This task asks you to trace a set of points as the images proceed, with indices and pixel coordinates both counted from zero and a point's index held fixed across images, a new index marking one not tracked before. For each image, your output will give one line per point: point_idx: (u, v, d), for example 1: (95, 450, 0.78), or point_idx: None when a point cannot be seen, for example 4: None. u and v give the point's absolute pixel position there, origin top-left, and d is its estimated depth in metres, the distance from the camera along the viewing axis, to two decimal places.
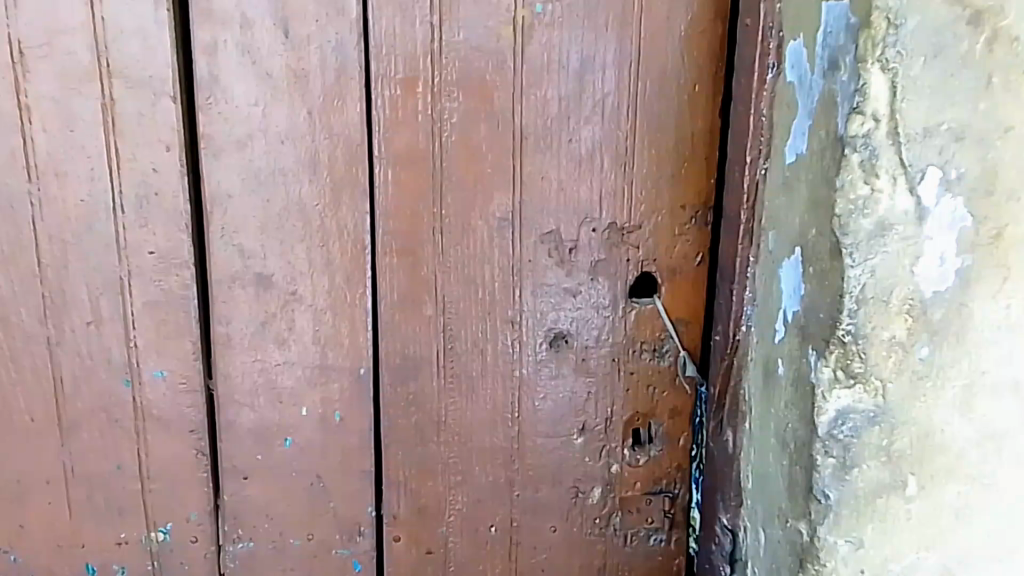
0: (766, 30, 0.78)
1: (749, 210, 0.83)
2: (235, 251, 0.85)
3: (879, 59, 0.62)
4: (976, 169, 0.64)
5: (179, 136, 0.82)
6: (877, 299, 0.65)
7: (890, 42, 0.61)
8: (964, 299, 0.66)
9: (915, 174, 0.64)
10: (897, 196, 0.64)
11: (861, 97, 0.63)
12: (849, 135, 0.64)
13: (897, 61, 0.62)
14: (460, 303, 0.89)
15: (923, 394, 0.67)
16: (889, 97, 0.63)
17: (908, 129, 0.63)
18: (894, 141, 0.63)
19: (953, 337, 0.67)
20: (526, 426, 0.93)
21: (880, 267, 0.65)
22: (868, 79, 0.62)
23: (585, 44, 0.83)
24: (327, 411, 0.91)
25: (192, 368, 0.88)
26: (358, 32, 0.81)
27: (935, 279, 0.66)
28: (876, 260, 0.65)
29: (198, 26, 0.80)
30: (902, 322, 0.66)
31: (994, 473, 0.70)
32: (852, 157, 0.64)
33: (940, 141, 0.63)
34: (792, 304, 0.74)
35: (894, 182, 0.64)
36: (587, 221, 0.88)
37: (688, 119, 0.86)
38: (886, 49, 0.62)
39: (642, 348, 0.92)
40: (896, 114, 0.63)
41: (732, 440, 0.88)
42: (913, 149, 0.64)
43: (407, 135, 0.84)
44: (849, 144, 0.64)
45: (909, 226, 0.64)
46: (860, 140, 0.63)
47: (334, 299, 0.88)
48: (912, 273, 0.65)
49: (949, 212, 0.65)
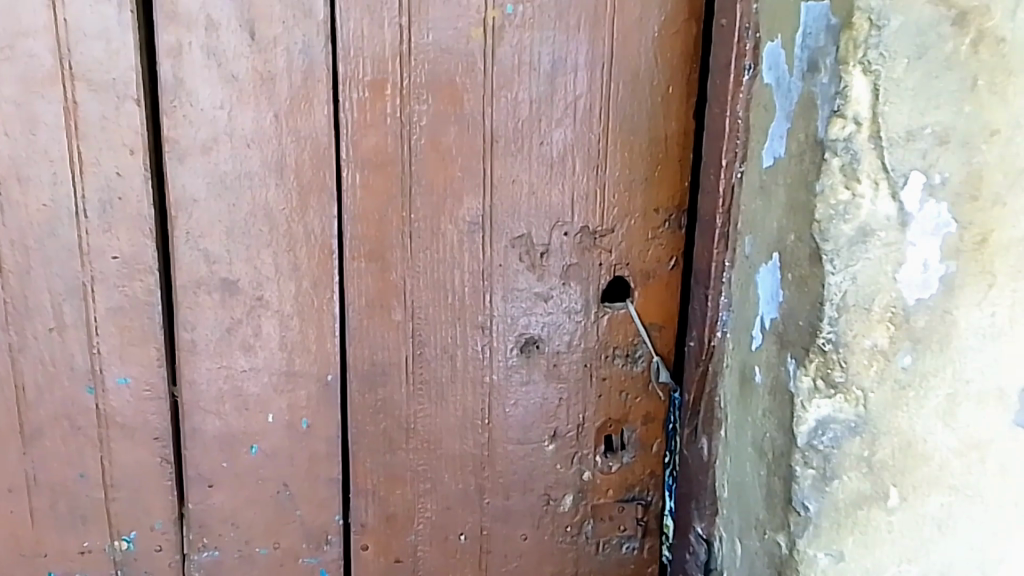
0: (740, 30, 0.75)
1: (724, 214, 0.79)
2: (201, 255, 0.84)
3: (861, 61, 0.56)
4: (961, 173, 0.57)
5: (142, 140, 0.81)
6: (859, 307, 0.59)
7: (872, 42, 0.55)
8: (950, 306, 0.59)
9: (898, 178, 0.57)
10: (879, 200, 0.58)
11: (842, 99, 0.57)
12: (830, 138, 0.58)
13: (880, 63, 0.56)
14: (430, 308, 0.88)
15: (906, 403, 0.61)
16: (872, 99, 0.56)
17: (891, 132, 0.57)
18: (877, 145, 0.57)
19: (937, 345, 0.60)
20: (497, 432, 0.92)
21: (863, 275, 0.58)
22: (850, 81, 0.56)
23: (556, 45, 0.82)
24: (294, 418, 0.89)
25: (157, 375, 0.87)
26: (325, 34, 0.80)
27: (918, 286, 0.59)
28: (859, 267, 0.58)
29: (163, 28, 0.79)
30: (884, 329, 0.59)
31: (983, 488, 0.63)
32: (832, 161, 0.58)
33: (924, 145, 0.57)
34: (771, 310, 0.69)
35: (875, 187, 0.57)
36: (558, 224, 0.87)
37: (661, 121, 0.84)
38: (868, 50, 0.56)
39: (615, 353, 0.91)
40: (878, 117, 0.56)
41: (708, 449, 0.86)
42: (895, 152, 0.57)
43: (376, 138, 0.83)
44: (830, 148, 0.58)
45: (892, 231, 0.58)
46: (841, 144, 0.57)
47: (301, 304, 0.86)
48: (895, 279, 0.59)
49: (933, 217, 0.58)
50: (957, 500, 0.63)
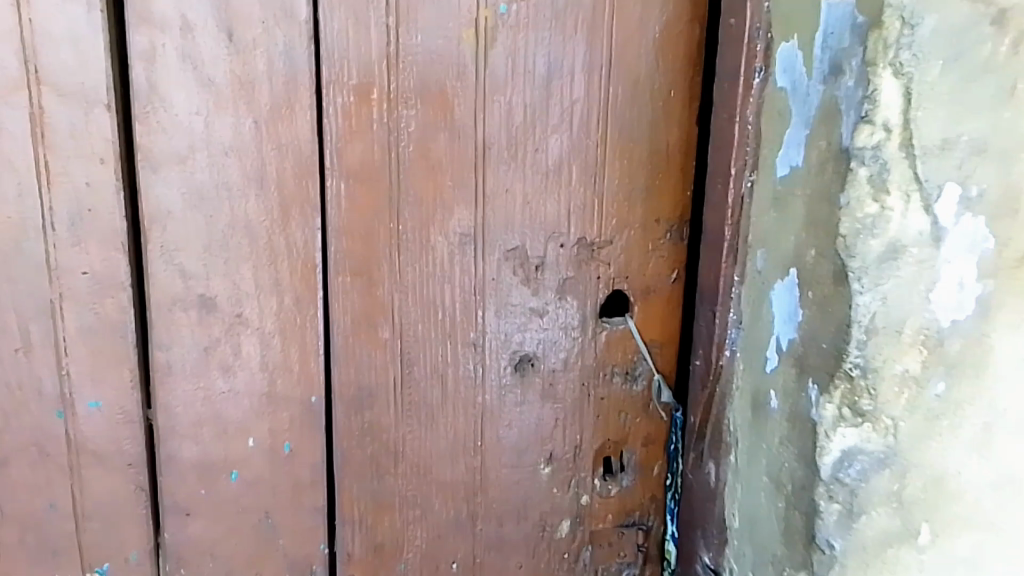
0: (751, 31, 0.68)
1: (733, 227, 0.72)
2: (177, 271, 0.79)
3: (891, 63, 0.52)
4: (999, 185, 0.51)
5: (113, 149, 0.76)
6: (889, 330, 0.55)
7: (904, 43, 0.51)
8: (987, 330, 0.53)
9: (932, 190, 0.52)
10: (910, 214, 0.53)
11: (870, 104, 0.53)
12: (856, 146, 0.54)
13: (913, 65, 0.51)
14: (419, 326, 0.83)
15: (938, 434, 0.56)
16: (903, 104, 0.52)
17: (924, 140, 0.52)
18: (908, 154, 0.52)
19: (973, 372, 0.54)
20: (490, 456, 0.87)
21: (894, 296, 0.54)
22: (879, 84, 0.52)
23: (553, 47, 0.77)
24: (276, 442, 0.84)
25: (130, 398, 0.82)
26: (308, 35, 0.75)
27: (953, 306, 0.54)
28: (889, 287, 0.54)
29: (135, 29, 0.73)
30: (915, 354, 0.55)
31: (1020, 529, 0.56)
32: (859, 171, 0.54)
33: (959, 155, 0.51)
34: (789, 331, 0.64)
35: (906, 200, 0.53)
36: (554, 237, 0.82)
37: (663, 127, 0.80)
38: (900, 51, 0.52)
39: (613, 372, 0.86)
40: (910, 123, 0.52)
41: (716, 474, 0.79)
42: (928, 162, 0.52)
43: (362, 147, 0.78)
44: (857, 156, 0.54)
45: (925, 247, 0.53)
46: (869, 152, 0.53)
47: (283, 322, 0.81)
48: (927, 299, 0.54)
49: (969, 234, 0.52)
50: (989, 537, 0.57)
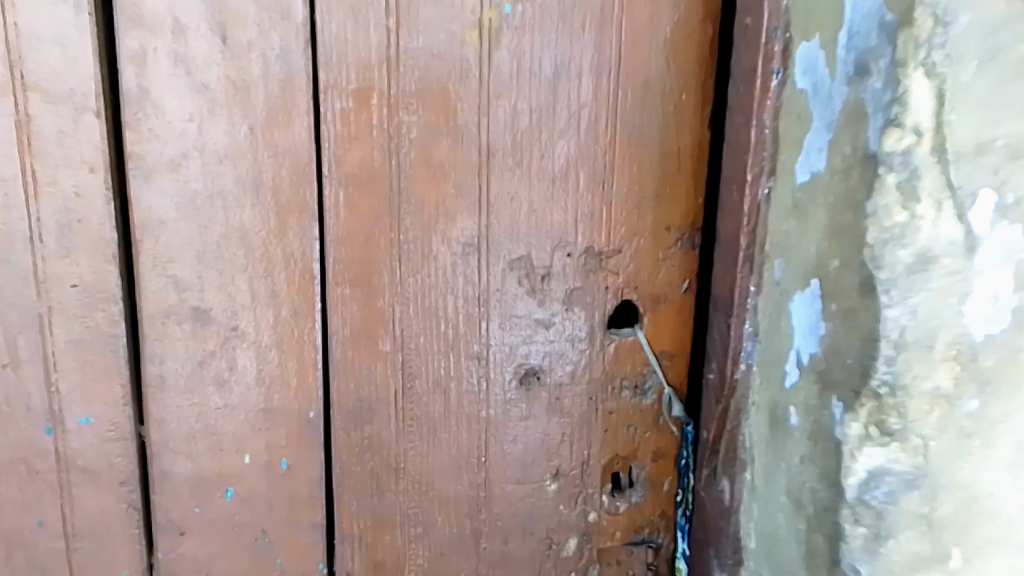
0: (769, 31, 0.65)
1: (749, 235, 0.69)
2: (170, 283, 0.76)
3: (923, 63, 0.50)
4: None
5: (103, 157, 0.73)
6: (920, 345, 0.52)
7: (937, 42, 0.49)
8: None
9: (965, 197, 0.50)
10: (942, 222, 0.51)
11: (900, 107, 0.51)
12: (884, 151, 0.53)
13: (945, 66, 0.49)
14: (421, 338, 0.80)
15: (972, 456, 0.53)
16: (936, 106, 0.50)
17: (957, 145, 0.50)
18: (941, 159, 0.50)
19: (1011, 390, 0.52)
20: (495, 472, 0.84)
21: (925, 309, 0.52)
22: (909, 86, 0.51)
23: (560, 49, 0.74)
24: (273, 459, 0.81)
25: (122, 414, 0.79)
26: (305, 38, 0.72)
27: (988, 321, 0.51)
28: (920, 300, 0.52)
29: (126, 32, 0.71)
30: (947, 370, 0.52)
31: None
32: (888, 177, 0.53)
33: (995, 159, 0.49)
34: (811, 344, 0.62)
35: (938, 208, 0.51)
36: (561, 245, 0.79)
37: (673, 131, 0.77)
38: (932, 51, 0.50)
39: (622, 385, 0.83)
40: (943, 126, 0.50)
41: (730, 492, 0.75)
42: (961, 167, 0.50)
43: (361, 152, 0.75)
44: (885, 162, 0.53)
45: (957, 257, 0.51)
46: (897, 157, 0.52)
47: (280, 335, 0.78)
48: (960, 313, 0.51)
49: (1007, 243, 0.50)
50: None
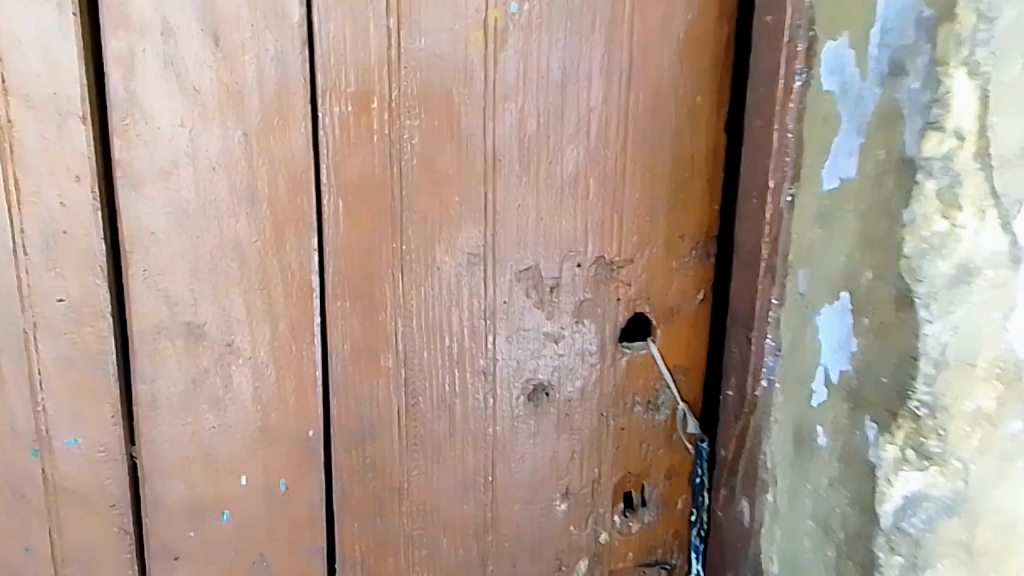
0: (791, 29, 0.62)
1: (771, 245, 0.66)
2: (161, 297, 0.73)
3: (966, 61, 0.49)
4: None
5: (90, 165, 0.70)
6: (961, 363, 0.50)
7: (980, 39, 0.48)
8: None
9: (1009, 205, 0.49)
10: (984, 232, 0.50)
11: (940, 108, 0.50)
12: (922, 156, 0.50)
13: (989, 64, 0.48)
14: (424, 353, 0.76)
15: (1015, 479, 0.51)
16: (978, 109, 0.49)
17: (1001, 149, 0.49)
18: (983, 164, 0.49)
19: None
20: (502, 492, 0.80)
21: (966, 325, 0.50)
22: (951, 85, 0.49)
23: (569, 49, 0.70)
24: (270, 480, 0.78)
25: (111, 435, 0.75)
26: (302, 39, 0.69)
27: None
28: (961, 315, 0.50)
29: (112, 34, 0.67)
30: (990, 388, 0.50)
31: None
32: (926, 184, 0.50)
33: None
34: (841, 361, 0.59)
35: (980, 216, 0.50)
36: (570, 256, 0.75)
37: (688, 135, 0.73)
38: (975, 48, 0.48)
39: (634, 401, 0.79)
40: (987, 129, 0.49)
41: (750, 513, 0.71)
42: (1006, 174, 0.49)
43: (361, 159, 0.72)
44: (924, 167, 0.50)
45: (1001, 269, 0.50)
46: (938, 162, 0.50)
47: (277, 351, 0.75)
48: (1004, 327, 0.50)
49: None
50: None
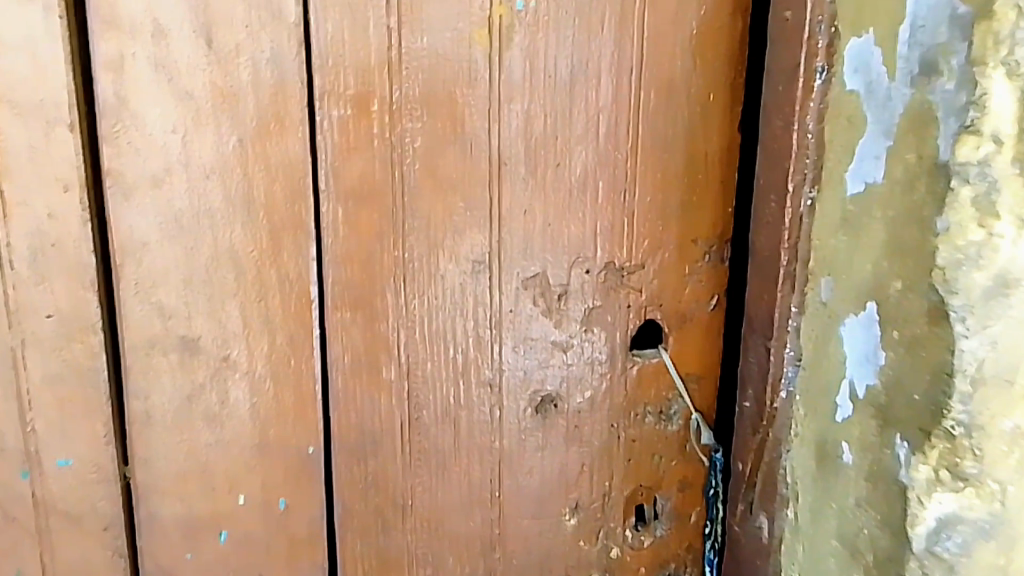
0: (811, 24, 0.59)
1: (790, 251, 0.63)
2: (154, 310, 0.70)
3: (1004, 61, 0.47)
4: None
5: (79, 174, 0.67)
6: (999, 381, 0.49)
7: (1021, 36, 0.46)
8: None
9: None
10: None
11: (977, 111, 0.48)
12: (957, 161, 0.49)
13: None
14: (428, 365, 0.73)
15: None
16: (1017, 112, 0.47)
17: None
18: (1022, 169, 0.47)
19: None
20: (509, 507, 0.77)
21: (1004, 340, 0.48)
22: (989, 86, 0.47)
23: (577, 47, 0.67)
24: (269, 498, 0.75)
25: (104, 453, 0.72)
26: (298, 40, 0.66)
27: None
28: (999, 330, 0.48)
29: (100, 36, 0.64)
30: None
31: None
32: (962, 191, 0.49)
33: None
34: (868, 375, 0.57)
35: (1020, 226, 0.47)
36: (578, 261, 0.72)
37: (701, 135, 0.70)
38: (1014, 47, 0.46)
39: (645, 412, 0.76)
40: None
41: (768, 529, 0.68)
42: None
43: (361, 164, 0.69)
44: (958, 173, 0.49)
45: None
46: (974, 168, 0.48)
47: (275, 365, 0.72)
48: None
49: None
50: None
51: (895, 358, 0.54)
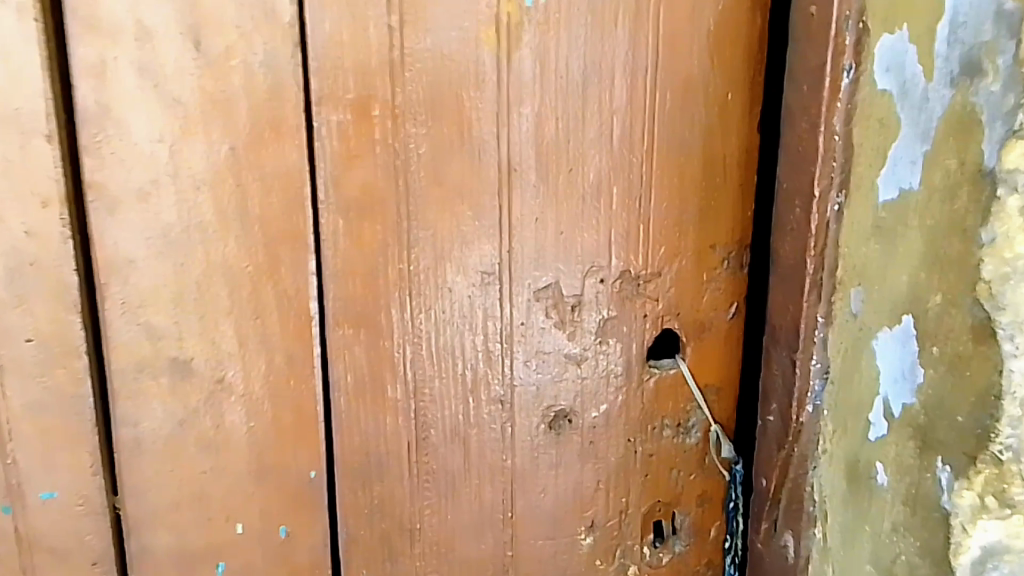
0: (838, 21, 0.54)
1: (817, 258, 0.58)
2: (142, 331, 0.66)
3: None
4: None
5: (57, 188, 0.62)
6: None
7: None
8: None
9: None
10: None
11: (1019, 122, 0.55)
12: (1005, 168, 0.55)
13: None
14: (436, 382, 0.70)
15: None
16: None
17: None
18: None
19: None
20: (522, 528, 0.74)
21: None
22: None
23: (590, 45, 0.64)
24: (269, 526, 0.71)
25: (91, 484, 0.68)
26: (294, 41, 0.62)
27: None
28: None
29: (80, 40, 0.60)
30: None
31: None
32: (1009, 202, 0.55)
33: None
34: (906, 394, 0.60)
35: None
36: (593, 270, 0.68)
37: (719, 137, 0.67)
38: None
39: (663, 425, 0.72)
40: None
41: (794, 549, 0.63)
42: None
43: (363, 173, 0.65)
44: (1004, 182, 0.55)
45: None
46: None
47: (274, 386, 0.68)
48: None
49: None
50: None
51: (934, 376, 0.59)
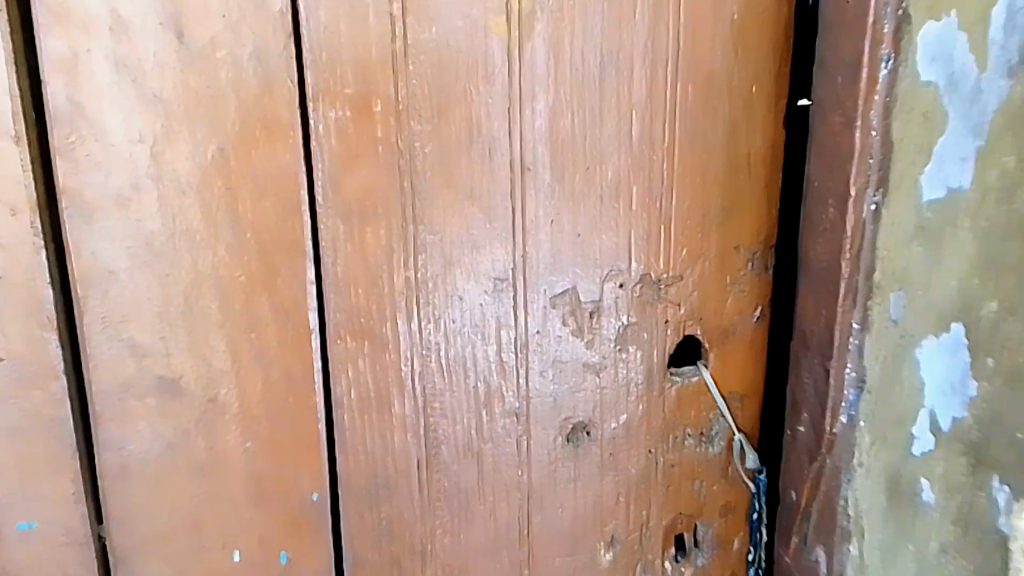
0: (875, 8, 0.52)
1: (852, 262, 0.56)
2: (126, 348, 0.60)
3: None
4: None
5: (28, 194, 0.57)
6: None
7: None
8: None
9: None
10: None
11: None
12: None
13: None
14: (447, 396, 0.65)
15: None
16: None
17: None
18: None
19: None
20: (540, 545, 0.70)
21: None
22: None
23: (608, 35, 0.59)
24: (270, 552, 0.66)
25: (73, 513, 0.63)
26: (286, 32, 0.57)
27: None
28: None
29: (48, 31, 0.54)
30: None
31: None
32: None
33: None
34: (956, 407, 0.56)
35: None
36: (612, 274, 0.64)
37: (743, 132, 0.63)
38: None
39: (684, 434, 0.69)
40: None
41: (827, 564, 0.62)
42: None
43: (365, 174, 0.60)
44: None
45: None
46: None
47: (271, 405, 0.63)
48: None
49: None
50: None
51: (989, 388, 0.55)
